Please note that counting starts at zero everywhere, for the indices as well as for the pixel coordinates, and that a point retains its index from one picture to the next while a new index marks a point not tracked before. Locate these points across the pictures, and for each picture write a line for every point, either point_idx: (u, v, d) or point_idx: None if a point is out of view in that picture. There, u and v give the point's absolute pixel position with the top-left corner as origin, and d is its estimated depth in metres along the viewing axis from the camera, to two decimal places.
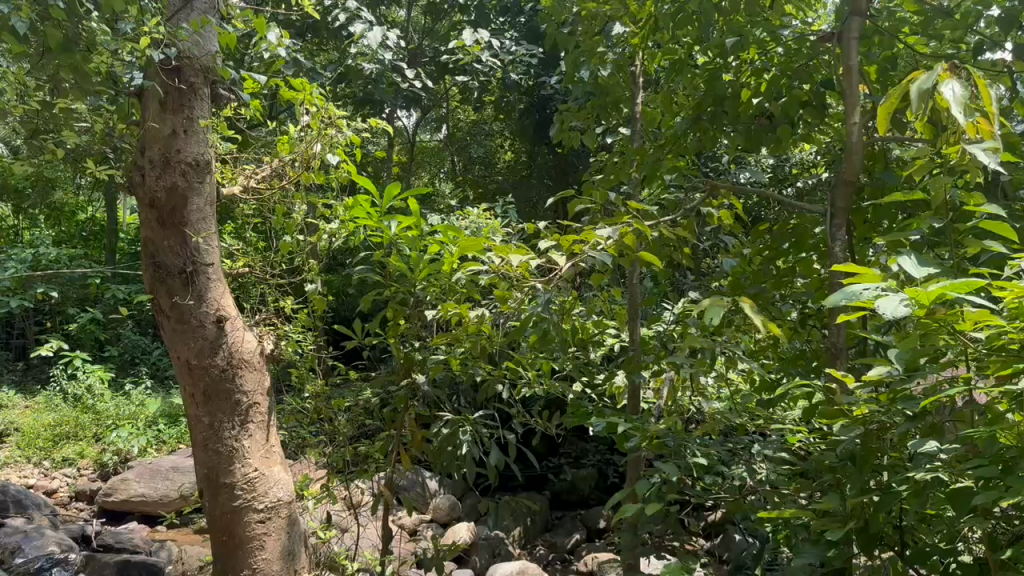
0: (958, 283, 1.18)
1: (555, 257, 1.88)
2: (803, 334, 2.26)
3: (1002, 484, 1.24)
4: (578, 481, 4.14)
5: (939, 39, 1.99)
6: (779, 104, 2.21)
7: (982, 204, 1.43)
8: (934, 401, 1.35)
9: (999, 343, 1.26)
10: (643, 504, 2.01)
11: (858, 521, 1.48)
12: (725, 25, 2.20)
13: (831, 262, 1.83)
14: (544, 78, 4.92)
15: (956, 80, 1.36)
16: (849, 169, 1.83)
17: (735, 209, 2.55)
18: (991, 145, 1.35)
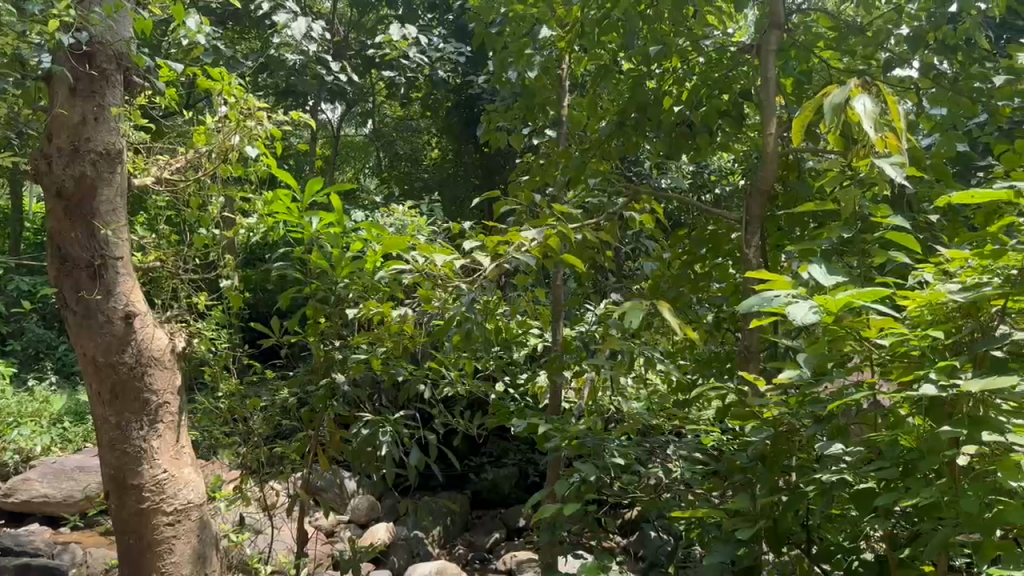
0: (864, 292, 1.23)
1: (479, 257, 1.88)
2: (720, 337, 2.32)
3: (903, 485, 1.30)
4: (500, 480, 4.17)
5: (852, 55, 2.07)
6: (700, 112, 2.25)
7: (888, 215, 1.49)
8: (840, 405, 1.40)
9: (901, 350, 1.32)
10: (562, 504, 2.03)
11: (767, 520, 1.52)
12: (650, 33, 2.24)
13: (746, 268, 1.88)
14: (472, 76, 4.93)
15: (866, 95, 1.41)
16: (765, 178, 1.88)
17: (656, 213, 2.59)
18: (897, 159, 1.41)
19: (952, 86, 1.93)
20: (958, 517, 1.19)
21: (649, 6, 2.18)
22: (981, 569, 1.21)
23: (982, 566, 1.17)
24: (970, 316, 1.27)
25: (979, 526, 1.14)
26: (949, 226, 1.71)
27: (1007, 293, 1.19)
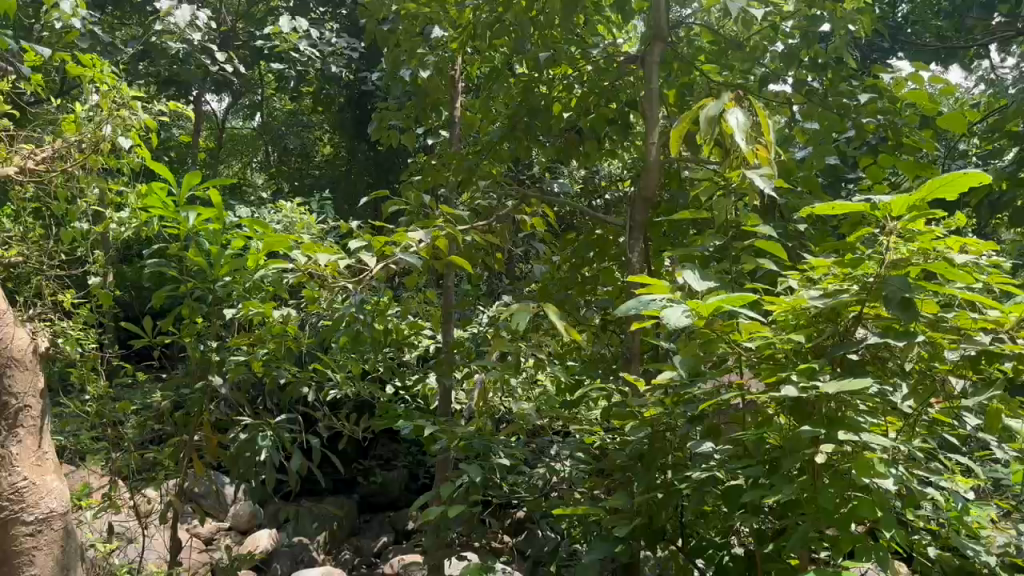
0: (733, 297, 1.28)
1: (365, 257, 1.85)
2: (605, 339, 2.36)
3: (768, 482, 1.35)
4: (389, 483, 4.13)
5: (732, 69, 2.15)
6: (588, 119, 2.30)
7: (759, 224, 1.56)
8: (713, 406, 1.45)
9: (768, 352, 1.38)
10: (446, 507, 2.02)
11: (644, 517, 1.56)
12: (541, 39, 2.26)
13: (629, 272, 1.93)
14: (365, 73, 4.85)
15: (739, 109, 1.48)
16: (648, 185, 1.94)
17: (546, 217, 2.62)
18: (767, 170, 1.49)
19: (822, 102, 2.04)
20: (816, 513, 1.25)
21: (540, 11, 2.20)
22: (838, 561, 1.29)
23: (839, 559, 1.24)
24: (830, 320, 1.34)
25: (837, 521, 1.21)
26: (816, 235, 1.80)
27: (863, 300, 1.27)
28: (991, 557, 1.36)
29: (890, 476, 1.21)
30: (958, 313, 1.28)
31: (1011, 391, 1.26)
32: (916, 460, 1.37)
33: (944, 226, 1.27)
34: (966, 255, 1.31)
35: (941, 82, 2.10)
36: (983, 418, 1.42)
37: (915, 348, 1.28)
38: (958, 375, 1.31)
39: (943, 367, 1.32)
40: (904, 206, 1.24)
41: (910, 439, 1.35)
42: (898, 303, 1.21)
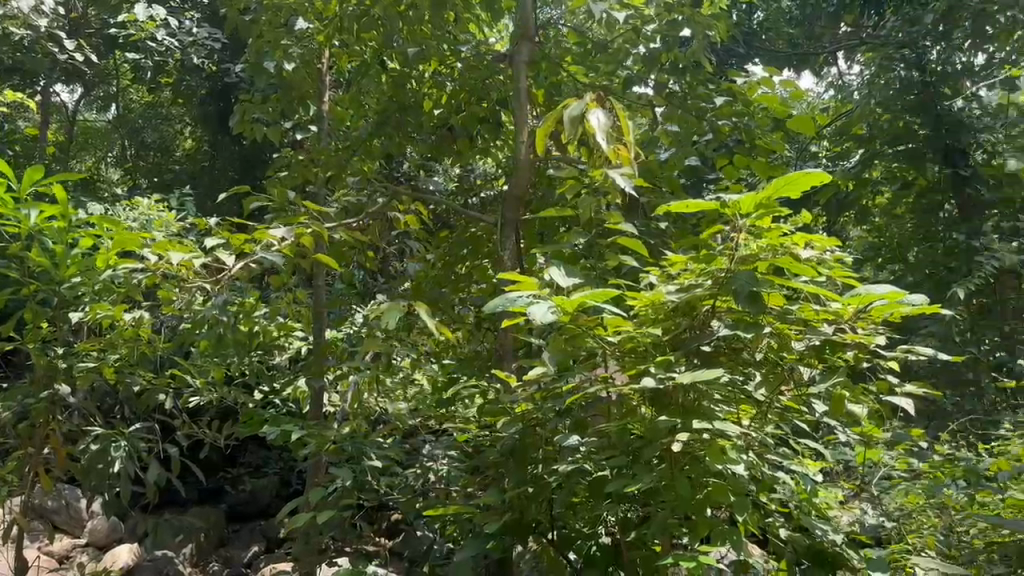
0: (595, 293, 1.30)
1: (223, 255, 1.77)
2: (480, 337, 2.36)
3: (630, 472, 1.38)
4: (259, 490, 3.99)
5: (596, 71, 2.19)
6: (459, 117, 2.29)
7: (622, 222, 1.60)
8: (579, 400, 1.47)
9: (631, 345, 1.41)
10: (316, 512, 1.97)
11: (513, 512, 1.58)
12: (409, 35, 2.23)
13: (500, 269, 1.93)
14: (228, 65, 4.66)
15: (601, 109, 1.50)
16: (518, 183, 1.95)
17: (419, 214, 2.59)
18: (627, 170, 1.53)
19: (681, 105, 2.10)
20: (675, 500, 1.29)
21: (408, 7, 2.17)
22: (695, 545, 1.33)
23: (695, 544, 1.28)
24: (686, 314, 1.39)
25: (691, 508, 1.25)
26: (677, 233, 1.86)
27: (715, 293, 1.32)
28: (837, 536, 1.44)
29: (740, 462, 1.27)
30: (802, 305, 1.35)
31: (850, 379, 1.33)
32: (769, 445, 1.43)
33: (789, 224, 1.33)
34: (809, 250, 1.38)
35: (792, 87, 2.20)
36: (829, 404, 1.50)
37: (764, 340, 1.34)
38: (804, 364, 1.38)
39: (790, 357, 1.39)
40: (752, 204, 1.29)
41: (762, 426, 1.41)
42: (746, 297, 1.26)
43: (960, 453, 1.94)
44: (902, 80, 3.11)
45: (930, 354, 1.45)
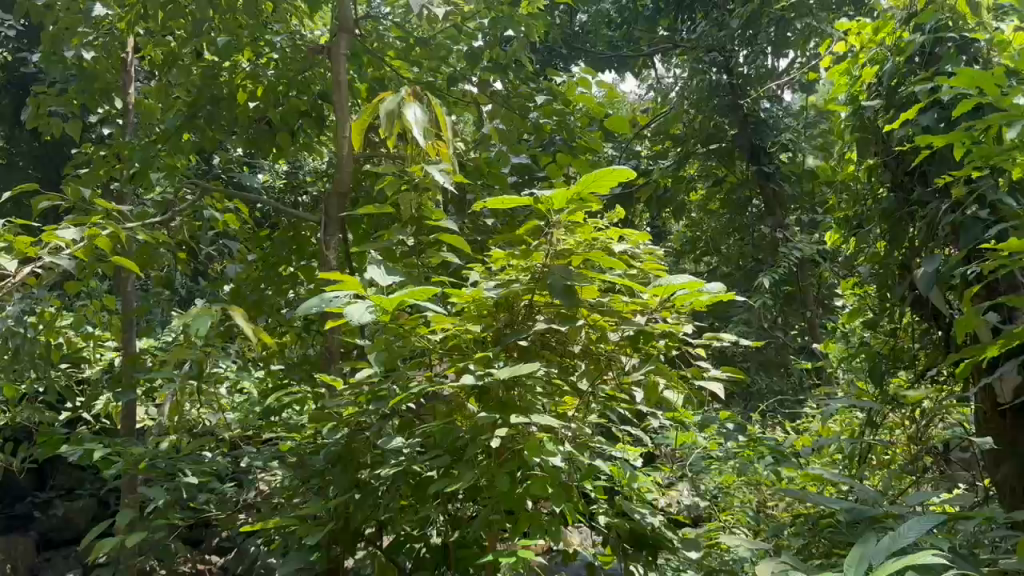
0: (416, 291, 1.23)
1: (4, 260, 1.60)
2: (306, 340, 2.26)
3: (454, 471, 1.33)
4: (73, 514, 3.73)
5: (419, 66, 2.15)
6: (277, 111, 2.19)
7: (443, 218, 1.57)
8: (402, 401, 1.41)
9: (454, 342, 1.38)
10: (125, 535, 1.82)
11: (338, 520, 1.50)
12: (220, 24, 2.11)
13: (322, 269, 1.85)
14: (24, 55, 4.30)
15: (418, 103, 1.46)
16: (340, 178, 1.86)
17: (238, 213, 2.45)
18: (446, 166, 1.50)
19: (505, 102, 2.10)
20: (497, 496, 1.26)
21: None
22: (517, 540, 1.32)
23: (516, 538, 1.28)
24: (506, 310, 1.37)
25: (512, 503, 1.24)
26: (503, 229, 1.85)
27: (532, 290, 1.31)
28: (656, 518, 1.44)
29: (559, 453, 1.25)
30: (615, 297, 1.36)
31: (662, 366, 1.37)
32: (593, 434, 1.42)
33: (603, 218, 1.34)
34: (623, 243, 1.39)
35: (607, 86, 2.27)
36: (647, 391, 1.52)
37: (581, 332, 1.35)
38: (623, 355, 1.40)
39: (608, 348, 1.40)
40: (564, 200, 1.28)
41: (585, 417, 1.40)
42: (562, 291, 1.26)
43: (768, 432, 2.05)
44: (711, 82, 3.28)
45: (741, 339, 1.51)
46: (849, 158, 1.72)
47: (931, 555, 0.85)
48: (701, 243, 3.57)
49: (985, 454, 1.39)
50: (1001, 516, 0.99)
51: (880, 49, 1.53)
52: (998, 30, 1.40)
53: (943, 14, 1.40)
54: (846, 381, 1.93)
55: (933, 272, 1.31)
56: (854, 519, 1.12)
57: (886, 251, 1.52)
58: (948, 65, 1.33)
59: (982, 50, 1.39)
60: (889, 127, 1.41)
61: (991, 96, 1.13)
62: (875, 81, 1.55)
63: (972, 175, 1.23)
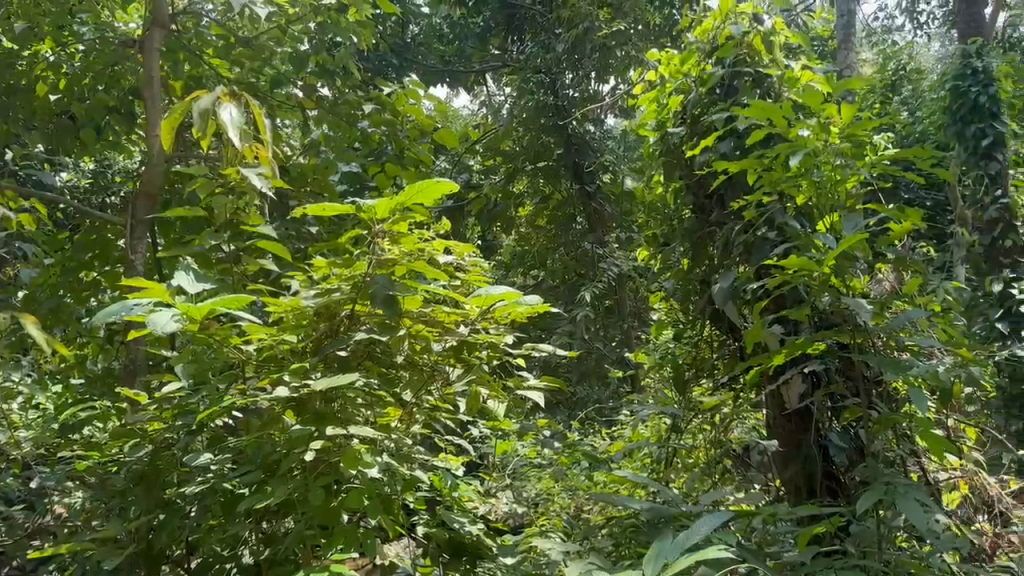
0: (228, 299, 1.17)
1: None
2: (109, 351, 2.10)
3: (265, 488, 1.24)
4: None
5: (240, 66, 2.07)
6: (82, 106, 2.03)
7: (260, 224, 1.51)
8: (212, 416, 1.32)
9: (269, 352, 1.32)
10: None
11: (138, 545, 1.38)
12: (17, 9, 1.95)
13: (129, 274, 1.73)
14: None
15: (235, 105, 1.41)
16: (150, 178, 1.75)
17: (34, 213, 2.25)
18: (264, 171, 1.44)
19: (332, 109, 2.06)
20: (311, 510, 1.19)
21: None
22: (332, 556, 1.26)
23: (329, 554, 1.22)
24: (327, 319, 1.30)
25: (326, 516, 1.19)
26: (325, 237, 1.81)
27: (354, 299, 1.23)
28: (475, 526, 1.44)
29: (377, 464, 1.19)
30: (436, 307, 1.33)
31: (486, 376, 1.34)
32: (416, 446, 1.36)
33: (427, 230, 1.31)
34: (448, 255, 1.36)
35: (434, 99, 2.29)
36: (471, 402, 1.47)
37: (405, 344, 1.27)
38: (449, 365, 1.37)
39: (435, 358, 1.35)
40: (387, 209, 1.24)
41: (408, 429, 1.34)
42: (383, 301, 1.19)
43: (584, 439, 2.12)
44: (540, 102, 3.37)
45: (563, 351, 1.53)
46: (658, 180, 1.82)
47: (720, 550, 0.90)
48: (528, 258, 3.66)
49: (776, 457, 1.46)
50: (783, 512, 1.08)
51: (685, 79, 1.63)
52: (787, 68, 1.53)
53: (741, 50, 1.52)
54: (655, 390, 2.02)
55: (729, 287, 1.41)
56: (654, 518, 1.18)
57: (689, 267, 1.61)
58: (743, 97, 1.44)
59: (774, 86, 1.52)
60: (692, 152, 1.50)
61: (779, 127, 1.26)
62: (681, 109, 1.65)
63: (763, 200, 1.35)
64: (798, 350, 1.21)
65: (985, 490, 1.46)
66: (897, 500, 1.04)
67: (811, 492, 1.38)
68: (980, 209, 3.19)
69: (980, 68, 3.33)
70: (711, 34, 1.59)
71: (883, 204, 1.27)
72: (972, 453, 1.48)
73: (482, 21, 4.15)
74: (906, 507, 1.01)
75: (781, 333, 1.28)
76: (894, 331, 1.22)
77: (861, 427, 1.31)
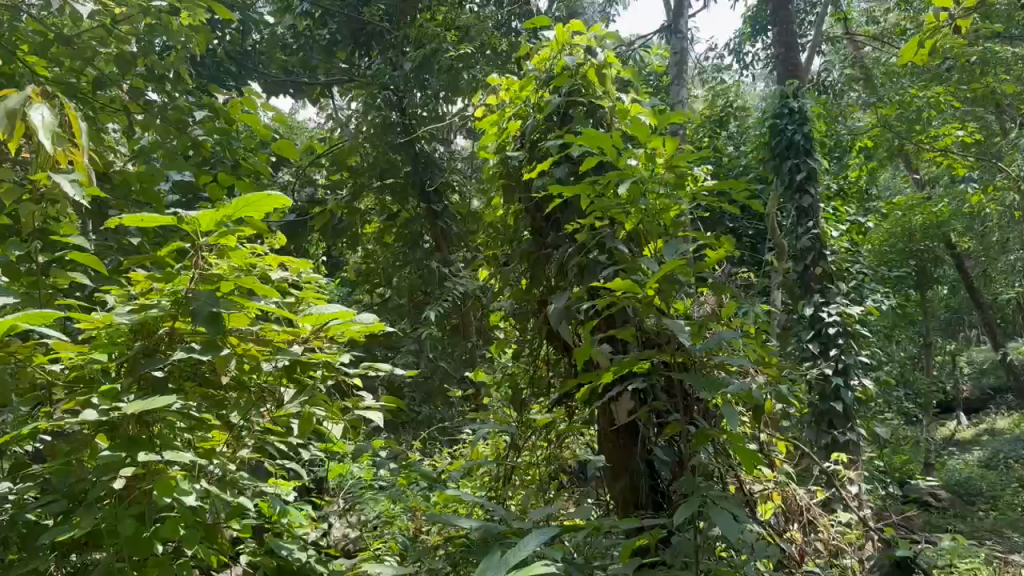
0: (30, 314, 1.07)
1: None
2: None
3: (69, 520, 1.14)
4: None
5: (57, 64, 1.92)
6: None
7: (72, 234, 1.40)
8: (10, 441, 1.20)
9: (78, 371, 1.22)
10: None
11: None
12: None
13: None
14: None
15: (47, 106, 1.30)
16: None
17: None
18: (79, 177, 1.34)
19: (161, 114, 1.96)
20: (118, 543, 1.11)
21: None
22: None
23: None
24: (144, 336, 1.21)
25: (137, 548, 1.08)
26: (149, 248, 1.70)
27: (173, 315, 1.15)
28: (305, 552, 1.36)
29: (194, 491, 1.12)
30: (265, 326, 1.27)
31: (319, 398, 1.28)
32: (242, 472, 1.29)
33: (257, 244, 1.26)
34: (281, 271, 1.31)
35: (273, 110, 2.23)
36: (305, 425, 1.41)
37: (230, 363, 1.21)
38: (281, 387, 1.30)
39: (266, 380, 1.28)
40: (212, 221, 1.17)
41: (234, 453, 1.27)
42: (206, 318, 1.11)
43: (421, 459, 2.09)
44: (386, 119, 3.38)
45: (401, 371, 1.50)
46: (498, 201, 1.84)
47: (544, 565, 0.91)
48: (374, 275, 3.61)
49: (606, 474, 1.49)
50: (609, 525, 1.10)
51: (524, 105, 1.67)
52: (618, 100, 1.60)
53: (576, 80, 1.57)
54: (492, 408, 2.03)
55: (563, 308, 1.43)
56: (484, 536, 1.17)
57: (528, 287, 1.63)
58: (576, 125, 1.49)
59: (605, 116, 1.58)
60: (529, 177, 1.53)
61: (610, 155, 1.31)
62: (520, 134, 1.69)
63: (596, 223, 1.39)
64: (625, 369, 1.25)
65: (794, 500, 1.56)
66: (712, 513, 1.10)
67: (638, 506, 1.42)
68: (794, 238, 3.44)
69: (795, 108, 3.58)
70: (548, 64, 1.64)
71: (703, 231, 1.34)
72: (781, 465, 1.59)
73: (328, 35, 4.10)
74: (719, 520, 1.07)
75: (611, 351, 1.31)
76: (713, 351, 1.28)
77: (684, 443, 1.36)
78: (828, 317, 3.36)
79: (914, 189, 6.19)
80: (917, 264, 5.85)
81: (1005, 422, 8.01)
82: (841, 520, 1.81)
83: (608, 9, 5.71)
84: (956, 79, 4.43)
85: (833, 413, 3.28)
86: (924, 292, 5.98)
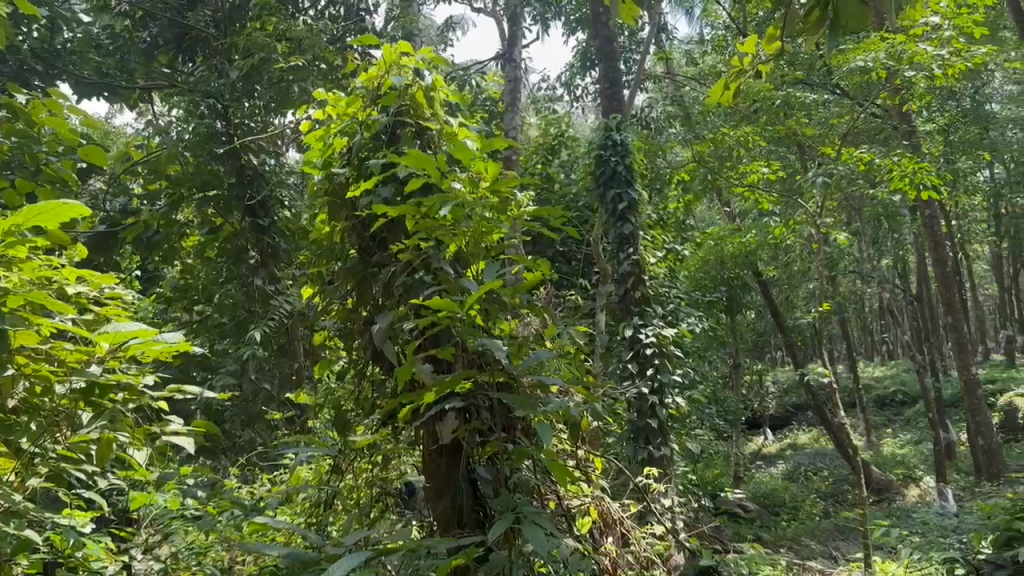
0: None
1: None
2: None
3: None
4: None
5: None
6: None
7: None
8: None
9: None
10: None
11: None
12: None
13: None
14: None
15: None
16: None
17: None
18: None
19: None
20: None
21: None
22: None
23: None
24: None
25: None
26: None
27: None
28: None
29: None
30: (57, 345, 1.17)
31: (121, 422, 1.20)
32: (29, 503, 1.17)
33: (53, 256, 1.17)
34: (78, 286, 1.22)
35: (81, 114, 2.09)
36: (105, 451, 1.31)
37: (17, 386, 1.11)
38: (79, 410, 1.20)
39: (62, 403, 1.18)
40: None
41: (22, 483, 1.15)
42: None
43: (237, 487, 1.99)
44: (209, 128, 3.28)
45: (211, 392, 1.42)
46: (323, 218, 1.81)
47: None
48: (193, 291, 3.43)
49: (427, 494, 1.47)
50: (424, 547, 1.10)
51: (351, 121, 1.64)
52: (446, 124, 1.63)
53: (404, 100, 1.59)
54: (313, 431, 1.97)
55: (385, 327, 1.42)
56: (293, 563, 1.13)
57: (353, 306, 1.61)
58: (402, 145, 1.50)
59: (433, 138, 1.61)
60: (354, 195, 1.52)
61: (434, 176, 1.33)
62: (346, 151, 1.67)
63: (421, 244, 1.41)
64: (446, 389, 1.26)
65: (609, 513, 1.60)
66: (524, 529, 1.13)
67: (460, 525, 1.42)
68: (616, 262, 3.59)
69: (618, 140, 3.75)
70: (376, 83, 1.64)
71: (523, 252, 1.38)
72: (598, 479, 1.64)
73: (148, 39, 3.98)
74: (530, 534, 1.11)
75: (430, 370, 1.32)
76: (531, 370, 1.32)
77: (503, 459, 1.38)
78: (645, 338, 3.54)
79: (724, 220, 6.67)
80: (727, 290, 6.28)
81: (806, 437, 8.69)
82: (653, 533, 1.89)
83: (444, 33, 5.79)
84: (763, 120, 4.86)
85: (649, 430, 3.45)
86: (734, 317, 6.42)
